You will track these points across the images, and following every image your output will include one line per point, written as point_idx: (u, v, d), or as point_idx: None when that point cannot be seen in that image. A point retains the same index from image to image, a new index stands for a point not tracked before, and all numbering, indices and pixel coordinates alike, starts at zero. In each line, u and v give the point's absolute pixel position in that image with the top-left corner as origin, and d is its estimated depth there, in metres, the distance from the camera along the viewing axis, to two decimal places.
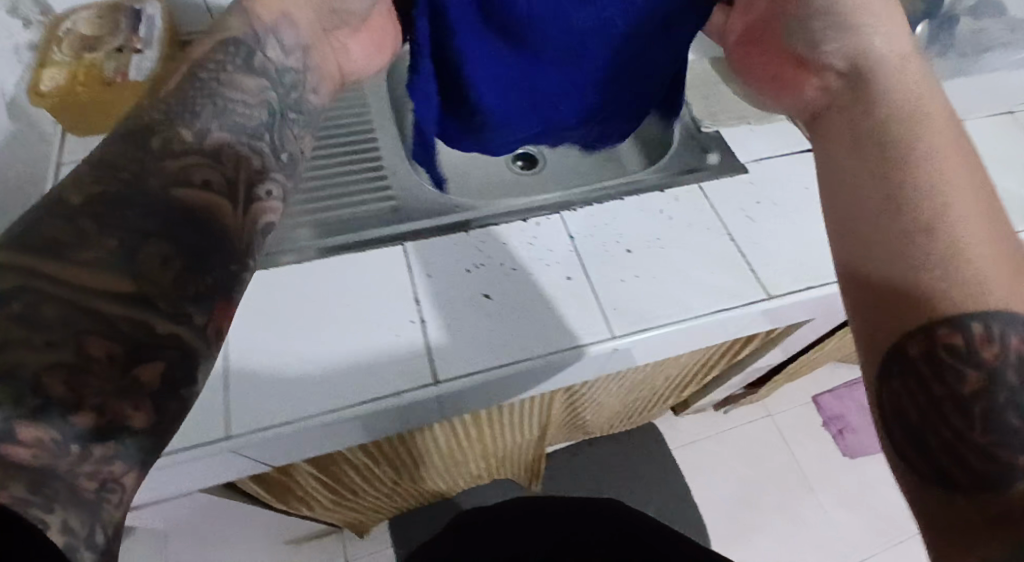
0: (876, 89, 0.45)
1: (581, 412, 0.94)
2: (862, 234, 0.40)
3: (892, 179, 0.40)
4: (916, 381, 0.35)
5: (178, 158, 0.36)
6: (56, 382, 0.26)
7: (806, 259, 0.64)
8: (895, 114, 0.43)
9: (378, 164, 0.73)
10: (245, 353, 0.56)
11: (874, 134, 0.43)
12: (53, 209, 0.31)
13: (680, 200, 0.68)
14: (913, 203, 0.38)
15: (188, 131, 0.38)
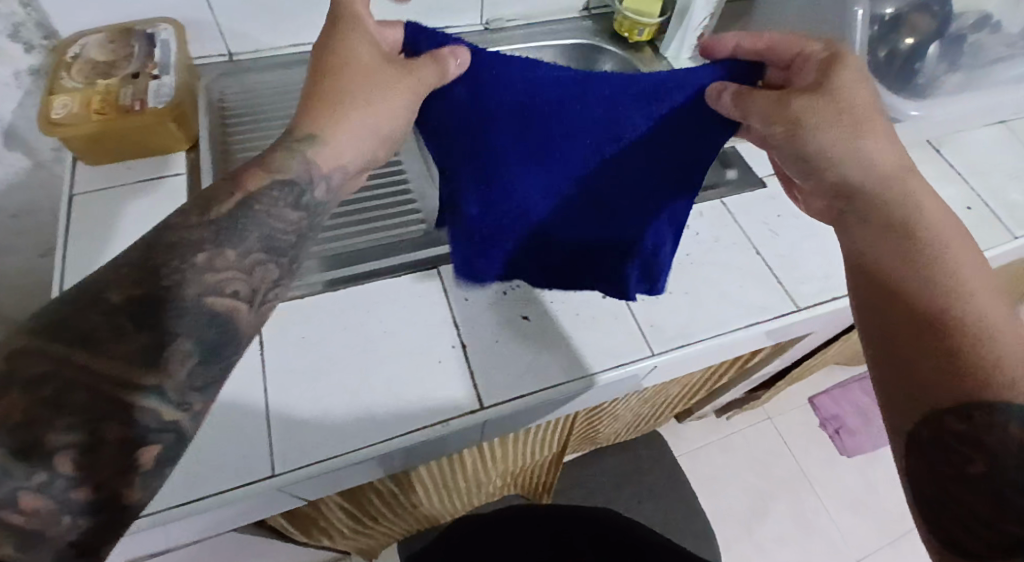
0: (864, 185, 0.46)
1: (598, 424, 0.94)
2: (895, 319, 0.43)
3: (921, 273, 0.43)
4: (930, 458, 0.40)
5: (214, 264, 0.38)
6: (63, 459, 0.30)
7: (832, 270, 0.66)
8: (904, 213, 0.45)
9: (403, 184, 0.71)
10: (283, 387, 0.55)
11: (877, 235, 0.46)
12: (88, 298, 0.34)
13: (705, 216, 0.69)
14: (918, 308, 0.42)
15: (232, 249, 0.39)
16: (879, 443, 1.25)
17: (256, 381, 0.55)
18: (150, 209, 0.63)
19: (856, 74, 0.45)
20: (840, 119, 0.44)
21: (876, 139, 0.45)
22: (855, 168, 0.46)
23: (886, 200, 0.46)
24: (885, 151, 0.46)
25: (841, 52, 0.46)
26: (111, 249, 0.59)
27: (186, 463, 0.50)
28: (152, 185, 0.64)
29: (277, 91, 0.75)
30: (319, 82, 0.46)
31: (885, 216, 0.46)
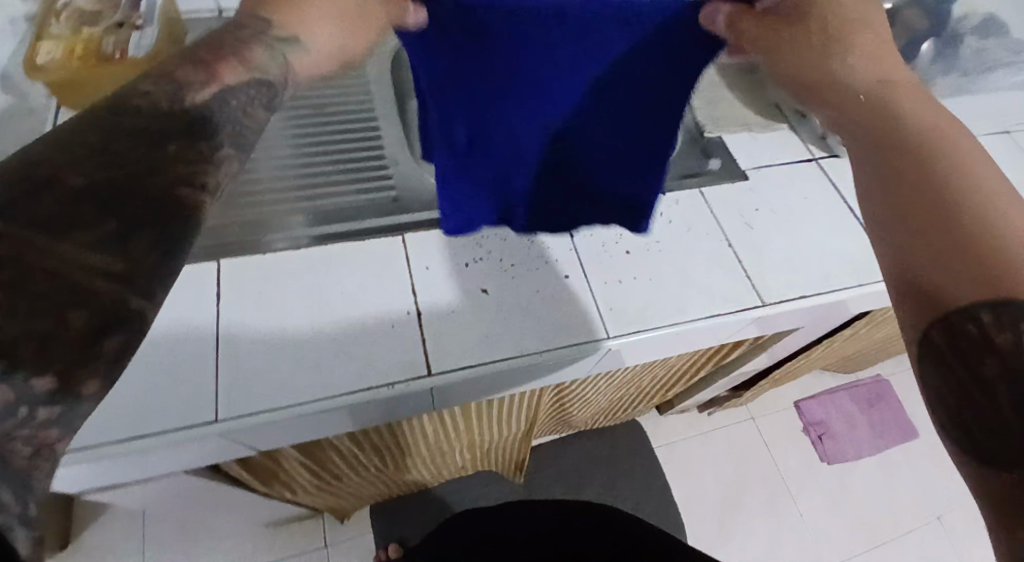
0: (852, 89, 0.39)
1: (568, 407, 0.94)
2: (901, 230, 0.32)
3: (924, 177, 0.33)
4: (972, 402, 0.30)
5: (185, 160, 0.33)
6: (22, 343, 0.24)
7: (804, 267, 0.65)
8: (898, 116, 0.36)
9: (377, 152, 0.72)
10: (237, 338, 0.56)
11: (881, 122, 0.36)
12: (43, 182, 0.29)
13: (680, 204, 0.68)
14: (941, 195, 0.32)
15: (204, 142, 0.34)
16: (861, 451, 1.26)
17: (210, 331, 0.56)
18: None
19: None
20: (809, 42, 0.42)
21: (852, 49, 0.40)
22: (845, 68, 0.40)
23: (876, 101, 0.37)
24: (870, 59, 0.40)
25: None
26: None
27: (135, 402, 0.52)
28: None
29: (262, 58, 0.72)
30: None
31: (880, 115, 0.37)
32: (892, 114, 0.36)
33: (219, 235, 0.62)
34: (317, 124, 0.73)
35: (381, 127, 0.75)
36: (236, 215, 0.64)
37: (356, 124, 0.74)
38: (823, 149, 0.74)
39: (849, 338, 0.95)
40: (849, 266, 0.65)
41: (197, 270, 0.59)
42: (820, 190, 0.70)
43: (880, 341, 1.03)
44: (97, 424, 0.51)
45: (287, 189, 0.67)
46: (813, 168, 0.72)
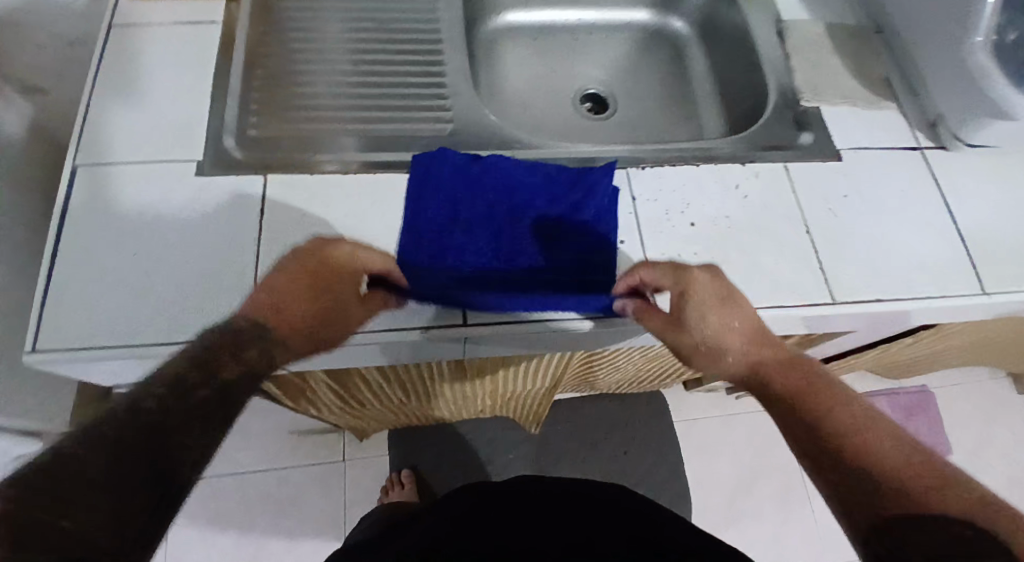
0: (757, 360, 0.45)
1: (596, 371, 0.91)
2: (836, 498, 0.38)
3: (822, 449, 0.39)
4: None
5: (187, 437, 0.35)
6: None
7: (886, 269, 0.58)
8: (796, 385, 0.42)
9: (437, 79, 0.67)
10: (271, 253, 0.53)
11: (770, 396, 0.43)
12: (64, 470, 0.31)
13: (760, 177, 0.62)
14: (852, 475, 0.37)
15: (215, 417, 0.37)
16: None
17: (246, 242, 0.53)
18: (182, 54, 0.63)
19: (707, 292, 0.47)
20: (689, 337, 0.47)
21: (734, 315, 0.46)
22: (715, 360, 0.47)
23: (761, 368, 0.44)
24: (738, 316, 0.46)
25: (688, 270, 0.48)
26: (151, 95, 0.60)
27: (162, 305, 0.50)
28: (187, 32, 0.64)
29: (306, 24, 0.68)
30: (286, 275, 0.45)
31: (770, 388, 0.43)
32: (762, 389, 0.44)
33: (268, 147, 0.59)
34: (380, 42, 0.68)
35: (445, 52, 0.69)
36: (286, 128, 0.61)
37: (419, 47, 0.69)
38: (931, 138, 0.66)
39: (906, 347, 0.89)
40: (934, 275, 0.59)
41: (241, 179, 0.56)
42: (920, 184, 0.63)
43: (936, 352, 0.95)
44: (125, 321, 0.50)
45: (342, 107, 0.63)
46: (915, 158, 0.65)
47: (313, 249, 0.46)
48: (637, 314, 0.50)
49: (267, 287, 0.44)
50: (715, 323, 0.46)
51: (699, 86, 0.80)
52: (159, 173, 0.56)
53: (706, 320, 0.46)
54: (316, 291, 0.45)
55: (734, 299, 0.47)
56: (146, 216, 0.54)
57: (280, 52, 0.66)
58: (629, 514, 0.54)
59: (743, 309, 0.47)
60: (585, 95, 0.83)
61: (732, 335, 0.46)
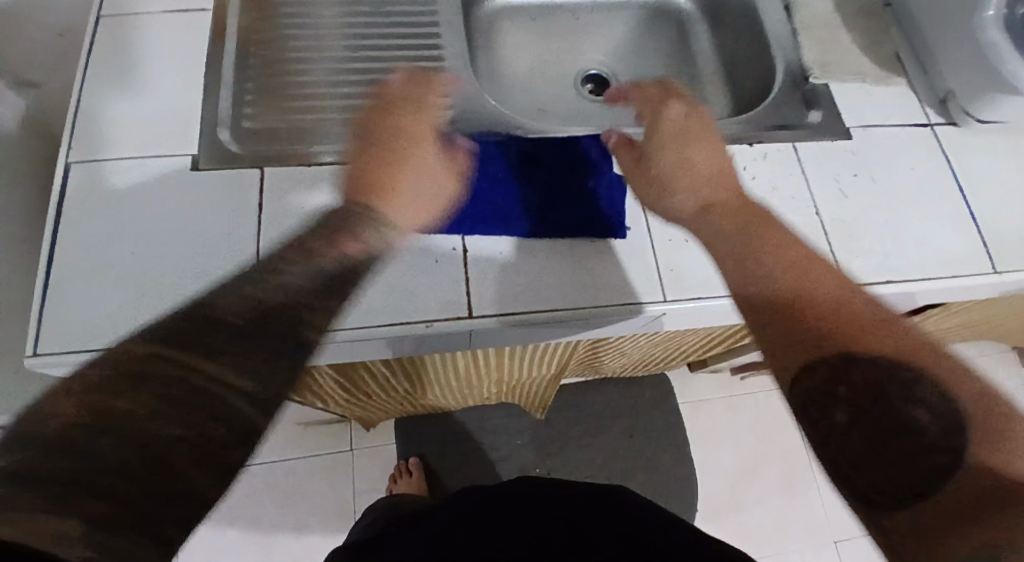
0: (713, 193, 0.48)
1: (601, 356, 0.91)
2: (762, 294, 0.41)
3: (763, 254, 0.43)
4: (894, 455, 0.35)
5: (302, 297, 0.42)
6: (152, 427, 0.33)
7: (894, 249, 0.58)
8: (753, 217, 0.46)
9: (436, 64, 0.65)
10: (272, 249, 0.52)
11: (722, 224, 0.46)
12: (202, 323, 0.38)
13: (769, 159, 0.60)
14: (791, 283, 0.40)
15: (324, 284, 0.44)
16: None
17: (248, 239, 0.52)
18: (174, 43, 0.61)
19: (689, 128, 0.52)
20: (652, 165, 0.52)
21: (703, 156, 0.50)
22: (671, 192, 0.50)
23: (721, 197, 0.48)
24: (708, 153, 0.50)
25: (675, 103, 0.54)
26: (146, 92, 0.58)
27: (164, 305, 0.50)
28: (178, 19, 0.62)
29: (302, 8, 0.66)
30: (383, 154, 0.53)
31: (725, 212, 0.47)
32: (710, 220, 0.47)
33: (266, 139, 0.58)
34: (376, 26, 0.67)
35: (443, 35, 0.67)
36: (284, 119, 0.59)
37: (416, 30, 0.67)
38: (942, 115, 0.64)
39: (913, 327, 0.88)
40: (943, 256, 0.58)
41: (237, 174, 0.55)
42: (930, 161, 0.62)
43: (943, 330, 0.94)
44: (126, 322, 0.49)
45: (340, 95, 0.62)
46: (925, 136, 0.63)
47: (380, 134, 0.54)
48: (613, 145, 0.55)
49: (362, 173, 0.52)
50: (688, 154, 0.50)
51: (704, 65, 0.78)
52: (155, 167, 0.55)
53: (680, 149, 0.51)
54: (405, 163, 0.52)
55: (714, 145, 0.51)
56: (144, 213, 0.53)
57: (275, 38, 0.64)
58: (625, 517, 0.52)
59: (712, 152, 0.50)
60: (588, 77, 0.81)
61: (702, 181, 0.49)
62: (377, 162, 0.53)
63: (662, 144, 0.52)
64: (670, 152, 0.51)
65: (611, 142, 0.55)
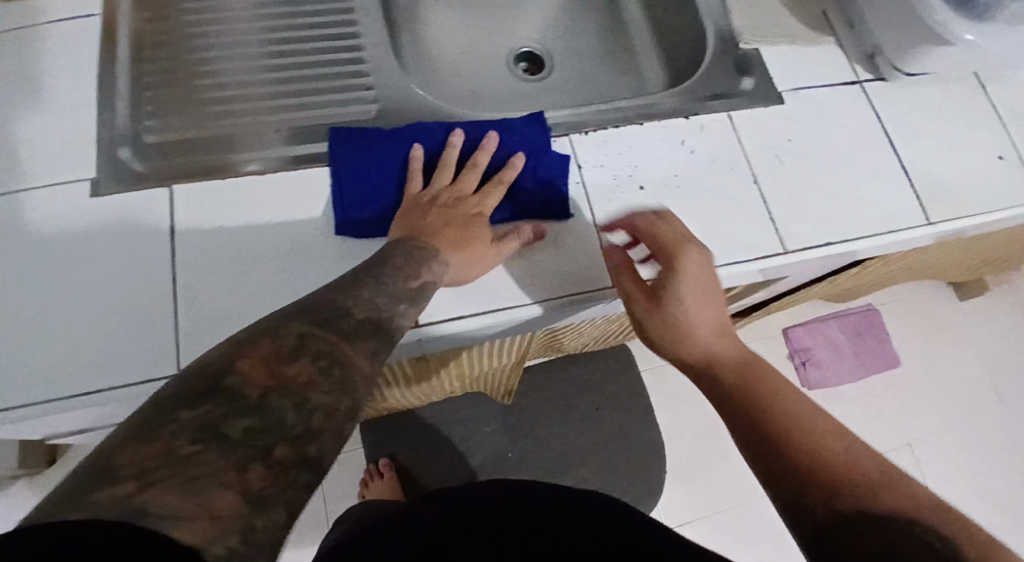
0: (710, 346, 0.47)
1: (559, 338, 0.90)
2: (765, 453, 0.41)
3: (760, 411, 0.42)
4: None
5: (387, 291, 0.43)
6: (285, 402, 0.33)
7: (834, 210, 0.58)
8: (747, 371, 0.45)
9: (356, 56, 0.61)
10: (196, 275, 0.49)
11: (722, 386, 0.45)
12: (307, 309, 0.39)
13: (707, 130, 0.60)
14: (789, 442, 0.40)
15: (405, 282, 0.45)
16: (845, 380, 1.23)
17: (167, 265, 0.49)
18: (62, 56, 0.56)
19: (698, 282, 0.48)
20: (652, 311, 0.49)
21: (702, 303, 0.48)
22: (677, 347, 0.48)
23: (715, 348, 0.47)
24: (705, 297, 0.48)
25: (669, 231, 0.50)
26: (37, 115, 0.53)
27: (84, 348, 0.46)
28: (61, 29, 0.57)
29: (203, 4, 0.61)
30: (442, 198, 0.52)
31: (724, 367, 0.46)
32: (716, 380, 0.46)
33: (176, 152, 0.53)
34: (287, 16, 0.62)
35: (360, 21, 0.63)
36: (194, 128, 0.55)
37: (331, 19, 0.63)
38: (870, 70, 0.65)
39: (857, 276, 0.90)
40: (881, 213, 0.59)
41: (150, 196, 0.51)
42: (862, 118, 0.62)
43: (883, 276, 0.97)
44: (44, 371, 0.45)
45: (254, 96, 0.57)
46: (855, 93, 0.63)
47: (449, 187, 0.53)
48: (616, 273, 0.51)
49: (420, 213, 0.51)
50: (694, 315, 0.47)
51: (636, 33, 0.76)
52: (56, 199, 0.50)
53: (688, 311, 0.48)
54: (463, 211, 0.51)
55: (716, 299, 0.48)
56: (50, 250, 0.49)
57: (173, 40, 0.59)
58: (595, 517, 0.52)
59: (709, 297, 0.48)
60: (519, 55, 0.78)
61: (704, 336, 0.47)
62: (434, 203, 0.51)
63: (661, 288, 0.49)
64: (669, 301, 0.48)
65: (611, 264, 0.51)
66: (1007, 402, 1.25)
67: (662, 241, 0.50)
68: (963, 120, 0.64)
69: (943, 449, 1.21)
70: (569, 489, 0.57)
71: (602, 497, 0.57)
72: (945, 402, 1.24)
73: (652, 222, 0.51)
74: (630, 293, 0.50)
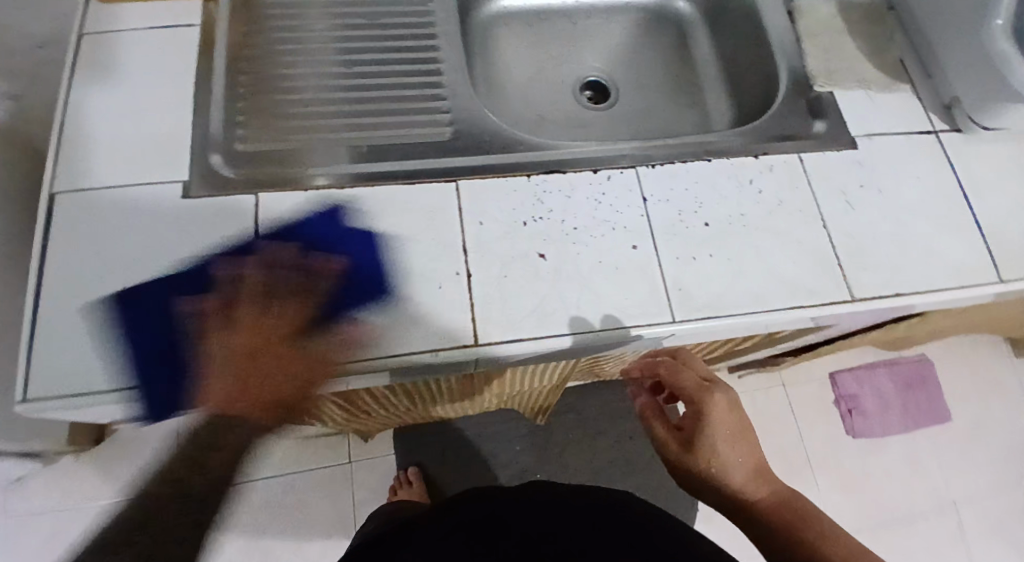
0: (749, 488, 0.48)
1: (603, 364, 0.90)
2: None
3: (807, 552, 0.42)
4: None
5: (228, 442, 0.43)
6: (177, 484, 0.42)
7: (902, 262, 0.57)
8: (790, 513, 0.46)
9: (434, 79, 0.63)
10: (270, 279, 0.50)
11: (764, 531, 0.45)
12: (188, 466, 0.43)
13: (775, 171, 0.59)
14: None
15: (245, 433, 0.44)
16: (891, 431, 1.19)
17: (243, 267, 0.51)
18: (158, 61, 0.59)
19: (727, 427, 0.49)
20: (684, 453, 0.51)
21: (732, 442, 0.49)
22: (714, 489, 0.49)
23: (753, 488, 0.48)
24: (738, 434, 0.49)
25: (687, 364, 0.54)
26: (129, 114, 0.56)
27: (158, 339, 0.47)
28: (162, 35, 0.60)
29: (293, 22, 0.64)
30: (244, 346, 0.47)
31: (770, 508, 0.46)
32: (760, 522, 0.46)
33: (258, 161, 0.56)
34: (372, 38, 0.64)
35: (439, 46, 0.65)
36: (276, 139, 0.57)
37: (413, 42, 0.65)
38: (947, 121, 0.63)
39: (914, 326, 0.87)
40: (951, 266, 0.57)
41: (230, 199, 0.53)
42: (935, 169, 0.61)
43: (940, 327, 0.94)
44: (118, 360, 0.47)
45: (334, 112, 0.60)
46: (931, 143, 0.62)
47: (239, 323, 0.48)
48: (647, 417, 0.56)
49: (231, 370, 0.47)
50: (727, 459, 0.48)
51: (702, 70, 0.77)
52: (141, 195, 0.53)
53: (722, 456, 0.48)
54: (275, 354, 0.48)
55: (749, 439, 0.49)
56: (131, 241, 0.51)
57: (265, 54, 0.62)
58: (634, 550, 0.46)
59: (736, 432, 0.49)
60: (586, 84, 0.79)
61: (742, 479, 0.48)
62: (243, 353, 0.47)
63: (684, 427, 0.51)
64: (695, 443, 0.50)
65: (641, 403, 0.57)
66: None
67: (682, 385, 0.52)
68: None
69: (990, 512, 1.15)
70: (611, 513, 0.51)
71: (648, 522, 0.50)
72: (996, 464, 1.19)
73: (672, 367, 0.54)
74: (663, 437, 0.53)
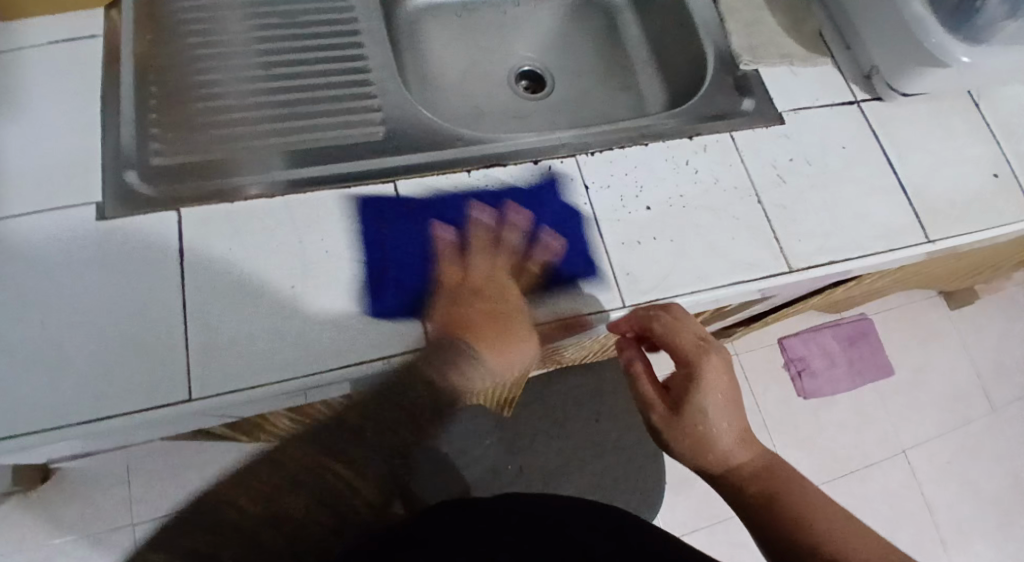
0: (731, 455, 0.47)
1: (561, 352, 0.90)
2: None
3: (791, 527, 0.43)
4: None
5: None
6: None
7: (836, 229, 0.59)
8: (770, 481, 0.46)
9: (362, 77, 0.62)
10: (203, 300, 0.48)
11: (748, 499, 0.46)
12: None
13: (708, 150, 0.60)
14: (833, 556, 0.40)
15: None
16: (840, 389, 1.24)
17: (174, 291, 0.48)
18: (64, 78, 0.56)
19: (722, 394, 0.47)
20: (672, 417, 0.48)
21: (721, 411, 0.47)
22: (699, 454, 0.48)
23: (733, 457, 0.47)
24: (730, 400, 0.47)
25: (678, 323, 0.49)
26: (38, 137, 0.53)
27: (405, 276, 0.51)
28: (65, 51, 0.57)
29: (206, 26, 0.61)
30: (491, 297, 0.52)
31: (749, 475, 0.47)
32: (739, 487, 0.47)
33: (182, 175, 0.53)
34: (293, 39, 0.62)
35: (364, 43, 0.64)
36: (198, 151, 0.55)
37: (336, 41, 0.63)
38: (868, 91, 0.66)
39: (853, 288, 0.91)
40: (881, 229, 0.59)
41: (155, 219, 0.50)
42: (860, 137, 0.63)
43: (878, 287, 0.99)
44: (49, 400, 0.45)
45: (259, 118, 0.57)
46: (854, 113, 0.64)
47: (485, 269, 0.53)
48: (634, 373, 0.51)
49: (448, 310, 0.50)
50: (716, 424, 0.47)
51: (633, 53, 0.78)
52: (58, 222, 0.50)
53: (712, 423, 0.47)
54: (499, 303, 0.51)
55: (738, 405, 0.48)
56: (49, 271, 0.48)
57: (178, 61, 0.59)
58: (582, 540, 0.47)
59: (728, 399, 0.47)
60: (520, 74, 0.79)
61: (727, 445, 0.47)
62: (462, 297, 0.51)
63: (674, 391, 0.49)
64: (688, 410, 0.47)
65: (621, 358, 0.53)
66: (995, 409, 1.27)
67: (677, 347, 0.48)
68: (958, 139, 0.65)
69: (935, 456, 1.22)
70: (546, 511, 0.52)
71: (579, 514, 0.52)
72: (938, 410, 1.25)
73: (668, 322, 0.49)
74: (649, 396, 0.50)
